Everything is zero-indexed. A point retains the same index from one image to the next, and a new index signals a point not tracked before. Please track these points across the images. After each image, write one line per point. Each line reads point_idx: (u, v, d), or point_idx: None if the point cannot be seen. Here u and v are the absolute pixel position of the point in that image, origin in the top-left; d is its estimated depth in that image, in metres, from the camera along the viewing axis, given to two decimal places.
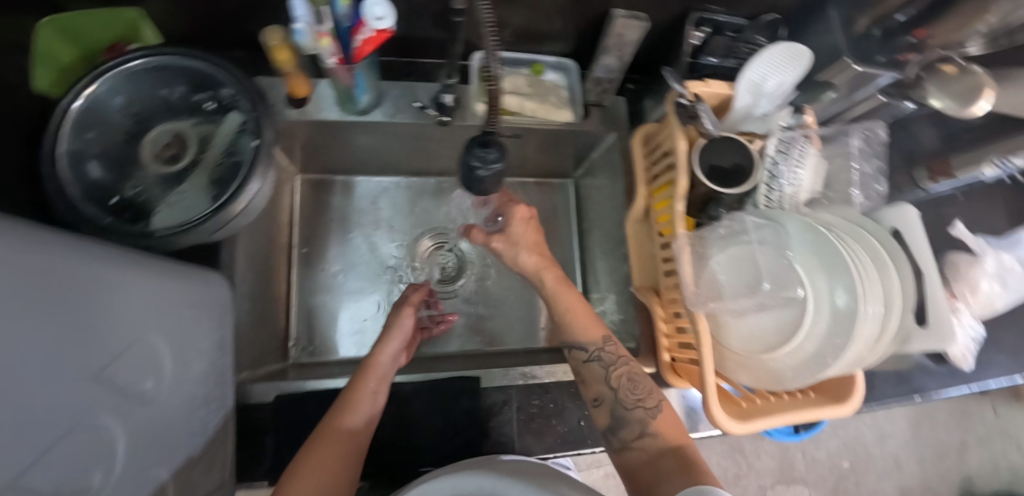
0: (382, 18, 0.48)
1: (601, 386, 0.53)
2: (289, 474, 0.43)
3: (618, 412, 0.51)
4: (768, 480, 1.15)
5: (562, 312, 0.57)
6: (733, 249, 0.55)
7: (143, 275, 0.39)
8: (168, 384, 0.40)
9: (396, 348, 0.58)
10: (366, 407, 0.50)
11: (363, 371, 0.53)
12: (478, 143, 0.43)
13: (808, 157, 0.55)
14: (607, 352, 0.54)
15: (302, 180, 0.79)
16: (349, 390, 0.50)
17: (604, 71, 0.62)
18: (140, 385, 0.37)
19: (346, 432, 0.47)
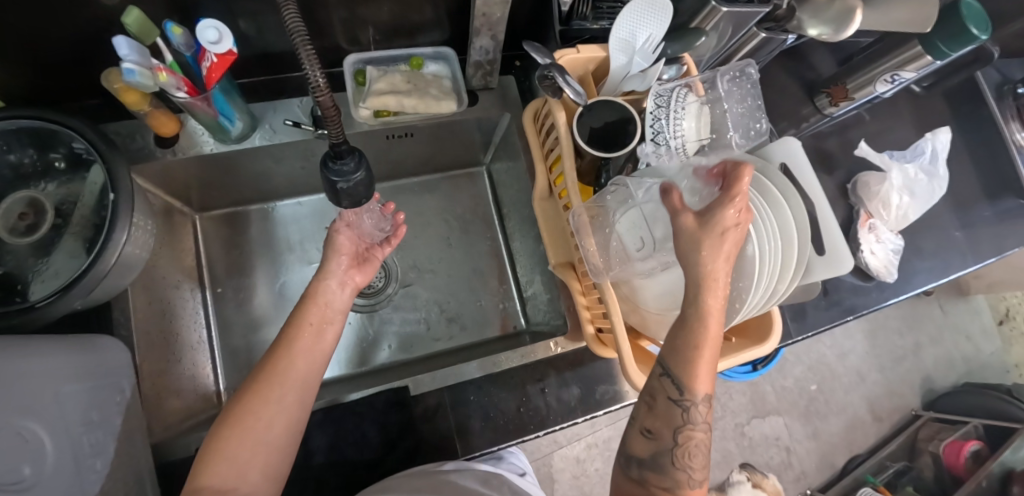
0: (217, 42, 0.46)
1: (667, 428, 0.45)
2: (225, 423, 0.43)
3: (661, 461, 0.45)
4: (744, 417, 1.18)
5: (686, 343, 0.42)
6: (633, 212, 0.54)
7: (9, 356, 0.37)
8: (52, 467, 0.39)
9: (339, 269, 0.56)
10: (306, 345, 0.50)
11: (305, 305, 0.52)
12: (332, 157, 0.41)
13: (688, 105, 0.53)
14: (698, 411, 0.44)
15: (207, 218, 0.75)
16: (291, 329, 0.50)
17: (481, 54, 0.60)
18: (15, 475, 0.35)
19: (288, 373, 0.47)
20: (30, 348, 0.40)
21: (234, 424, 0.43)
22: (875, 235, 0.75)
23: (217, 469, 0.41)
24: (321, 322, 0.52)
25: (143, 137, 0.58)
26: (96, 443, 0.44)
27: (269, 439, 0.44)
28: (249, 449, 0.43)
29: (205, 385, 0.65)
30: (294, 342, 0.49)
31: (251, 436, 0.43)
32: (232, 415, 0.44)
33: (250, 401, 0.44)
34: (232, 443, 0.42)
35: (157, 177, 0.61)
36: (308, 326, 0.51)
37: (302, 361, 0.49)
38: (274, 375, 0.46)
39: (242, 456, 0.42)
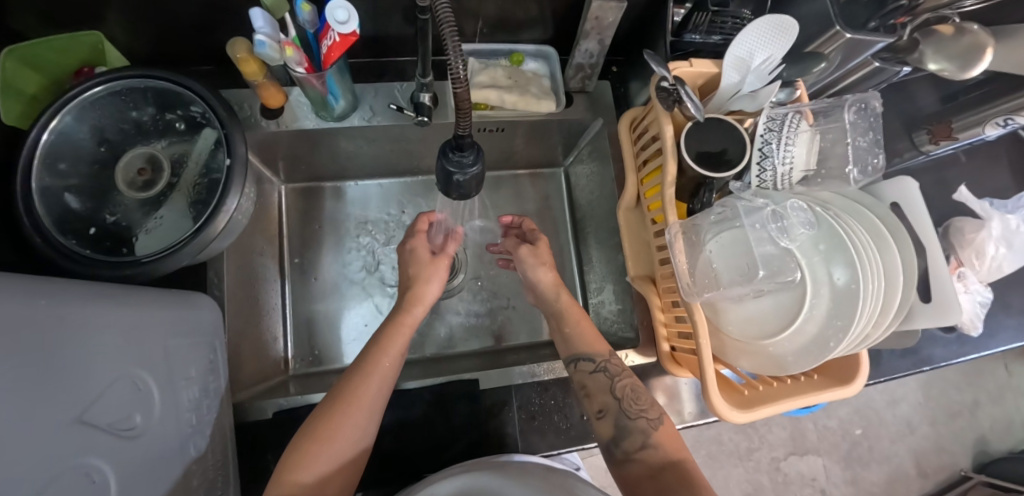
0: (345, 21, 0.46)
1: (606, 396, 0.53)
2: (313, 437, 0.45)
3: (621, 422, 0.51)
4: (781, 451, 1.15)
5: (573, 324, 0.59)
6: (726, 234, 0.52)
7: (115, 310, 0.39)
8: (158, 416, 0.41)
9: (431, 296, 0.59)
10: (390, 368, 0.51)
11: (390, 330, 0.54)
12: (453, 147, 0.42)
13: (800, 134, 0.51)
14: (612, 365, 0.54)
15: (289, 188, 0.77)
16: (376, 350, 0.52)
17: (584, 56, 0.60)
18: (126, 422, 0.37)
19: (371, 393, 0.48)
20: (139, 302, 0.43)
21: (319, 435, 0.45)
22: (962, 285, 0.71)
23: (302, 478, 0.43)
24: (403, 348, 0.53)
25: (250, 106, 0.59)
26: (191, 396, 0.46)
27: (346, 455, 0.45)
28: (329, 463, 0.44)
29: (276, 351, 0.67)
30: (379, 360, 0.50)
31: (333, 450, 0.44)
32: (318, 428, 0.45)
33: (336, 417, 0.45)
34: (316, 453, 0.44)
35: (256, 145, 0.62)
36: (392, 350, 0.52)
37: (384, 381, 0.49)
38: (358, 398, 0.47)
39: (323, 468, 0.44)
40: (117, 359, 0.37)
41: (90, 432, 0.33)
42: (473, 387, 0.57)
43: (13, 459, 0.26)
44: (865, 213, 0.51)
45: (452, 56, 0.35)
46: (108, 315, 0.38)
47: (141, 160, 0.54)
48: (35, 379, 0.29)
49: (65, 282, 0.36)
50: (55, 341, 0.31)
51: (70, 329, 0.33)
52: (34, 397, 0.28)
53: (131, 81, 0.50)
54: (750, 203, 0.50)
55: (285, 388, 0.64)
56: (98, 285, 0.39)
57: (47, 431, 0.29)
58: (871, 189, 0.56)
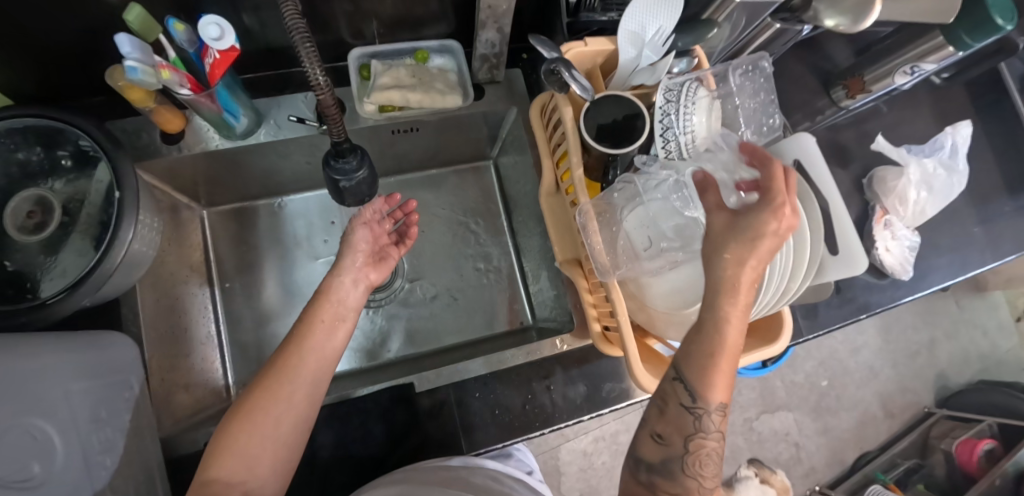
0: (219, 38, 0.45)
1: (676, 434, 0.43)
2: (235, 418, 0.43)
3: (676, 466, 0.43)
4: (753, 412, 1.18)
5: (703, 349, 0.41)
6: (640, 209, 0.54)
7: (10, 355, 0.38)
8: (62, 462, 0.40)
9: (355, 266, 0.56)
10: (321, 339, 0.49)
11: (318, 302, 0.52)
12: (333, 155, 0.41)
13: (699, 99, 0.51)
14: (710, 419, 0.42)
15: (214, 213, 0.75)
16: (304, 323, 0.50)
17: (486, 47, 0.59)
18: (23, 473, 0.36)
19: (299, 369, 0.47)
20: (39, 345, 0.41)
21: (244, 414, 0.43)
22: (890, 232, 0.72)
23: (228, 462, 0.41)
24: (333, 320, 0.51)
25: (149, 134, 0.58)
26: (106, 440, 0.45)
27: (279, 436, 0.44)
28: (259, 443, 0.43)
29: (215, 379, 0.66)
30: (308, 333, 0.49)
31: (264, 429, 0.43)
32: (242, 408, 0.43)
33: (263, 396, 0.44)
34: (242, 433, 0.42)
35: (162, 174, 0.60)
36: (320, 321, 0.50)
37: (312, 355, 0.48)
38: (286, 371, 0.46)
39: (254, 448, 0.42)
40: (10, 409, 0.37)
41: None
42: (409, 391, 0.56)
43: None
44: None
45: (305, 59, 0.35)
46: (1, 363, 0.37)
47: (32, 203, 0.52)
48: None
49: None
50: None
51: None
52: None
53: (12, 123, 0.49)
54: (654, 175, 0.52)
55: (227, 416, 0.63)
56: None
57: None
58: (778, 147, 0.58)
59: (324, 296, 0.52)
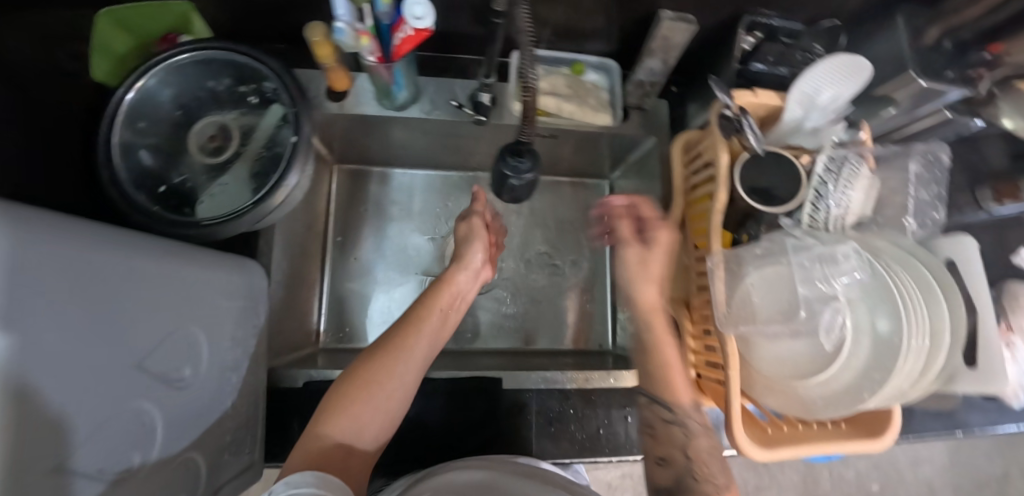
0: (422, 17, 0.47)
1: (675, 449, 0.50)
2: (348, 382, 0.43)
3: (687, 481, 0.47)
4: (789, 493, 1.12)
5: (656, 367, 0.54)
6: (769, 270, 0.51)
7: (174, 263, 0.40)
8: (205, 371, 0.43)
9: (476, 264, 0.59)
10: (433, 324, 0.51)
11: (440, 287, 0.55)
12: (511, 152, 0.43)
13: (859, 178, 0.50)
14: (693, 420, 0.51)
15: (339, 170, 0.79)
16: (420, 307, 0.52)
17: (647, 74, 0.61)
18: (178, 374, 0.39)
19: (412, 349, 0.47)
20: (198, 260, 0.44)
21: (360, 379, 0.43)
22: (1011, 352, 0.65)
23: (340, 422, 0.41)
24: (446, 311, 0.53)
25: (317, 86, 0.62)
26: (236, 358, 0.49)
27: (390, 409, 0.43)
28: (373, 410, 0.42)
29: (309, 323, 0.70)
30: (424, 317, 0.51)
31: (378, 395, 0.43)
32: (356, 373, 0.43)
33: (378, 363, 0.44)
34: (359, 396, 0.42)
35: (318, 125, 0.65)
36: (434, 308, 0.52)
37: (427, 335, 0.49)
38: (400, 347, 0.46)
39: (365, 416, 0.41)
40: (176, 312, 0.40)
41: (144, 379, 0.35)
42: (495, 386, 0.58)
43: (75, 402, 0.28)
44: (914, 264, 0.48)
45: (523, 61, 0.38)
46: (171, 268, 0.40)
47: (211, 130, 0.57)
48: (99, 323, 0.31)
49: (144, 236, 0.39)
50: (123, 292, 0.33)
51: (137, 278, 0.35)
52: (95, 342, 0.30)
53: (201, 53, 0.51)
54: (800, 241, 0.49)
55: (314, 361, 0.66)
56: (165, 240, 0.41)
57: (100, 375, 0.31)
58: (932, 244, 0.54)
59: (441, 286, 0.55)
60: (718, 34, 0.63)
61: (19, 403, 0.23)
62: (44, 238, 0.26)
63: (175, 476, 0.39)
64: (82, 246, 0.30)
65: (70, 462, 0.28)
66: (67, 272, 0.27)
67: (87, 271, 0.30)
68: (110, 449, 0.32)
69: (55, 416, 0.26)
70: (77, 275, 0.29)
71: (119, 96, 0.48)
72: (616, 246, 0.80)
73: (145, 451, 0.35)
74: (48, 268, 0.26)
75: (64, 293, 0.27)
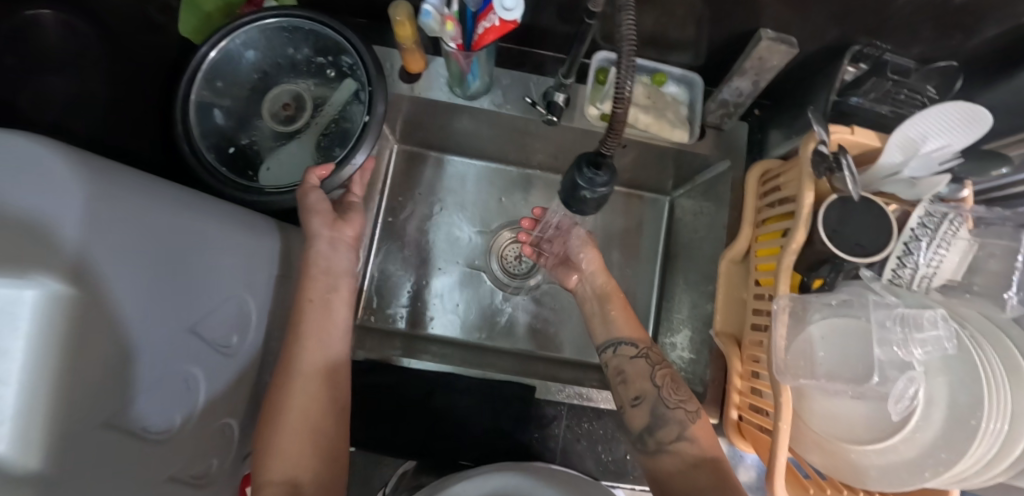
0: (511, 9, 0.44)
1: (644, 383, 0.51)
2: (265, 422, 0.43)
3: (659, 410, 0.49)
4: None
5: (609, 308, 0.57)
6: (841, 320, 0.48)
7: (235, 229, 0.40)
8: (251, 339, 0.44)
9: (325, 229, 0.48)
10: (322, 328, 0.47)
11: (305, 279, 0.48)
12: (589, 163, 0.40)
13: (956, 240, 0.47)
14: (654, 352, 0.53)
15: (398, 150, 0.78)
16: (298, 308, 0.47)
17: (731, 94, 0.58)
18: (227, 340, 0.40)
19: (297, 360, 0.45)
20: (258, 228, 0.45)
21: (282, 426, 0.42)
22: None
23: (275, 466, 0.41)
24: (323, 300, 0.47)
25: (391, 65, 0.61)
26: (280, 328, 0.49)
27: (315, 432, 0.43)
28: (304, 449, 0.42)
29: None
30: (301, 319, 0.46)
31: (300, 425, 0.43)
32: (270, 408, 0.43)
33: (280, 394, 0.43)
34: (278, 435, 0.42)
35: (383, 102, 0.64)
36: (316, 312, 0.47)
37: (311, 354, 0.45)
38: (291, 363, 0.45)
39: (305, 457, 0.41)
40: (231, 278, 0.40)
41: (197, 342, 0.36)
42: (529, 393, 0.57)
43: (126, 357, 0.29)
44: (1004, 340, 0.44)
45: (621, 68, 0.33)
46: (231, 235, 0.40)
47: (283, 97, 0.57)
48: (159, 284, 0.31)
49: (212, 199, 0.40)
50: (183, 256, 0.33)
51: (199, 243, 0.35)
52: (154, 303, 0.31)
53: (287, 19, 0.51)
54: (882, 297, 0.46)
55: None
56: (232, 206, 0.42)
57: (154, 335, 0.31)
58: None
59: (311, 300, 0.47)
60: (815, 61, 0.59)
61: (71, 355, 0.24)
62: (112, 198, 0.27)
63: (210, 439, 0.39)
64: (147, 207, 0.30)
65: (113, 418, 0.28)
66: (128, 227, 0.28)
67: (150, 232, 0.30)
68: (153, 407, 0.32)
69: (103, 372, 0.27)
70: (140, 235, 0.29)
71: (203, 53, 0.49)
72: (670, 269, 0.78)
73: (186, 414, 0.35)
74: (117, 225, 0.27)
75: (122, 242, 0.27)
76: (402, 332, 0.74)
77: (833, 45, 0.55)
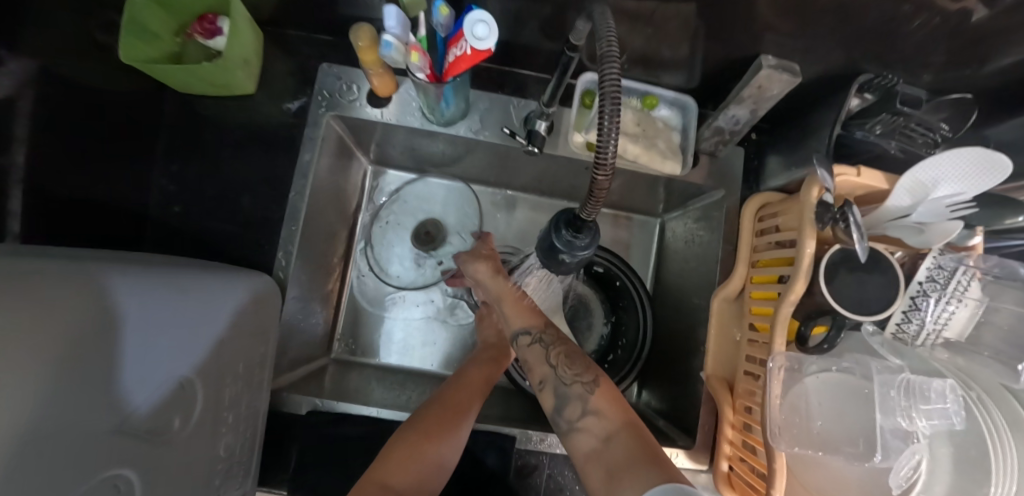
0: (483, 38, 0.39)
1: (543, 367, 0.47)
2: (411, 431, 0.46)
3: (560, 389, 0.45)
4: None
5: (495, 301, 0.54)
6: (834, 379, 0.45)
7: (167, 306, 0.38)
8: (196, 421, 0.39)
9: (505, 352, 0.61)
10: (482, 388, 0.55)
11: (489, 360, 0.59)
12: (568, 224, 0.36)
13: (971, 296, 0.43)
14: (547, 335, 0.49)
15: (372, 170, 0.73)
16: (462, 375, 0.55)
17: (728, 121, 0.53)
18: (165, 426, 0.36)
19: (462, 404, 0.51)
20: (205, 295, 0.41)
21: (428, 432, 0.46)
22: None
23: (394, 473, 0.42)
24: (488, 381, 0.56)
25: (360, 88, 0.56)
26: (234, 396, 0.44)
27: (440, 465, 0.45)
28: (428, 460, 0.44)
29: (322, 332, 0.67)
30: (471, 380, 0.55)
31: (438, 437, 0.46)
32: (429, 428, 0.46)
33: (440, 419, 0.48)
34: (424, 445, 0.45)
35: (353, 126, 0.59)
36: (483, 377, 0.56)
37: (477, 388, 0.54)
38: (456, 405, 0.50)
39: (424, 470, 0.44)
40: (168, 360, 0.36)
41: (121, 441, 0.32)
42: (507, 442, 0.54)
43: (19, 477, 0.25)
44: (1007, 398, 0.39)
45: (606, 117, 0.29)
46: (163, 313, 0.37)
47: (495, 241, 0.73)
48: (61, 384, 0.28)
49: (139, 278, 0.38)
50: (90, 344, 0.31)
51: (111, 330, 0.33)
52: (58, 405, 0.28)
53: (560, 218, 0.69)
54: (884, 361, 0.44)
55: (322, 375, 0.63)
56: (165, 279, 0.39)
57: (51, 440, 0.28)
58: None
59: (491, 361, 0.59)
60: (816, 87, 0.54)
61: None
62: None
63: None
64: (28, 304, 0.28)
65: None
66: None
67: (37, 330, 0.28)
68: None
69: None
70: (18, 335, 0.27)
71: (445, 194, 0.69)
72: (660, 295, 0.74)
73: None
74: None
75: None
76: (379, 365, 0.70)
77: (835, 72, 0.51)
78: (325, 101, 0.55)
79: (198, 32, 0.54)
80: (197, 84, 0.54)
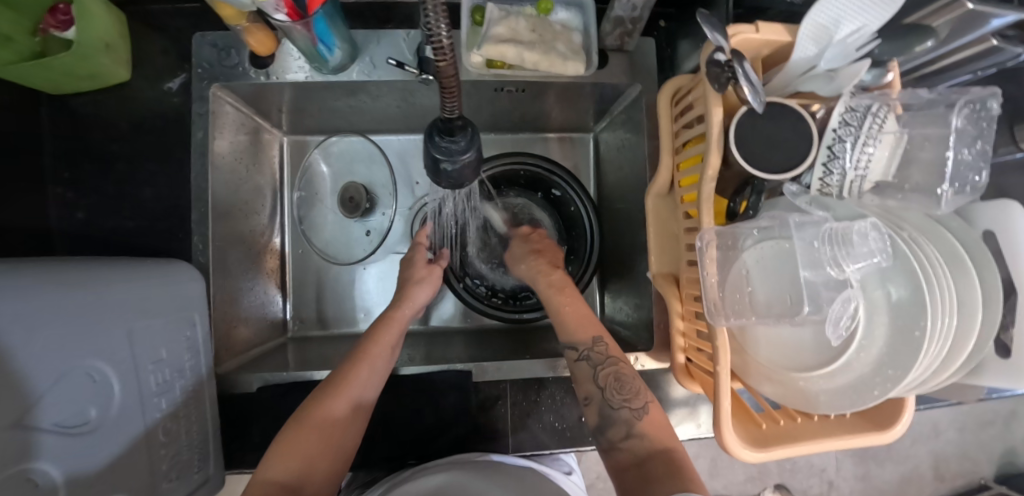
0: None
1: (589, 384, 0.49)
2: (298, 418, 0.45)
3: (605, 411, 0.47)
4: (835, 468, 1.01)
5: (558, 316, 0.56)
6: (768, 248, 0.44)
7: (51, 295, 0.34)
8: (118, 409, 0.38)
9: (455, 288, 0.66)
10: (382, 353, 0.52)
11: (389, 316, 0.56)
12: (440, 130, 0.34)
13: (886, 132, 0.41)
14: (596, 352, 0.51)
15: (290, 141, 0.70)
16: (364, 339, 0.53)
17: (624, 9, 0.50)
18: (79, 417, 0.34)
19: (353, 380, 0.48)
20: (103, 286, 0.39)
21: (311, 417, 0.45)
22: None
23: (282, 463, 0.42)
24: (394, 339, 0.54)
25: (239, 52, 0.53)
26: (163, 382, 0.44)
27: (330, 445, 0.45)
28: (316, 445, 0.44)
29: (272, 312, 0.66)
30: (370, 348, 0.52)
31: (317, 423, 0.45)
32: (309, 410, 0.45)
33: (326, 399, 0.46)
34: (306, 426, 0.44)
35: (246, 96, 0.56)
36: (382, 341, 0.53)
37: (369, 365, 0.50)
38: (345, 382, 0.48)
39: (311, 452, 0.44)
40: (64, 349, 0.33)
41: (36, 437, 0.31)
42: (465, 380, 0.54)
43: None
44: (939, 231, 0.40)
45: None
46: (64, 303, 0.35)
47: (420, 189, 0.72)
48: None
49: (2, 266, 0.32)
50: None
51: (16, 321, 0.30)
52: None
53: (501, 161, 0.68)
54: (807, 215, 0.42)
55: (278, 354, 0.63)
56: (41, 268, 0.35)
57: None
58: (967, 211, 0.44)
59: (390, 319, 0.56)
60: None
61: None
62: None
63: None
64: None
65: None
66: None
67: None
68: None
69: None
70: None
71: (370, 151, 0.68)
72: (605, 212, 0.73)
73: None
74: None
75: None
76: (339, 333, 0.69)
77: None
78: (205, 72, 0.52)
79: (51, 26, 0.49)
80: (66, 82, 0.50)
